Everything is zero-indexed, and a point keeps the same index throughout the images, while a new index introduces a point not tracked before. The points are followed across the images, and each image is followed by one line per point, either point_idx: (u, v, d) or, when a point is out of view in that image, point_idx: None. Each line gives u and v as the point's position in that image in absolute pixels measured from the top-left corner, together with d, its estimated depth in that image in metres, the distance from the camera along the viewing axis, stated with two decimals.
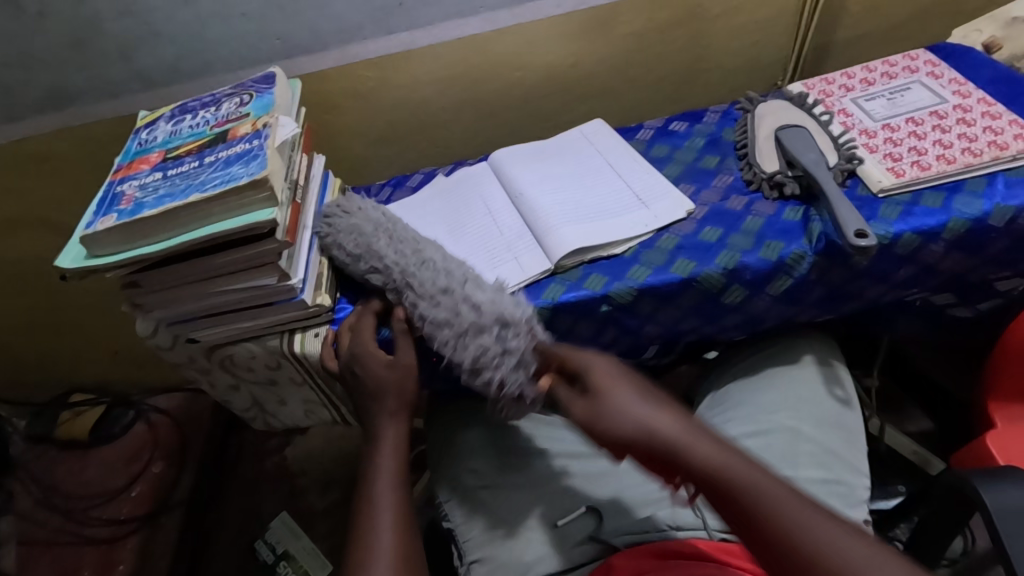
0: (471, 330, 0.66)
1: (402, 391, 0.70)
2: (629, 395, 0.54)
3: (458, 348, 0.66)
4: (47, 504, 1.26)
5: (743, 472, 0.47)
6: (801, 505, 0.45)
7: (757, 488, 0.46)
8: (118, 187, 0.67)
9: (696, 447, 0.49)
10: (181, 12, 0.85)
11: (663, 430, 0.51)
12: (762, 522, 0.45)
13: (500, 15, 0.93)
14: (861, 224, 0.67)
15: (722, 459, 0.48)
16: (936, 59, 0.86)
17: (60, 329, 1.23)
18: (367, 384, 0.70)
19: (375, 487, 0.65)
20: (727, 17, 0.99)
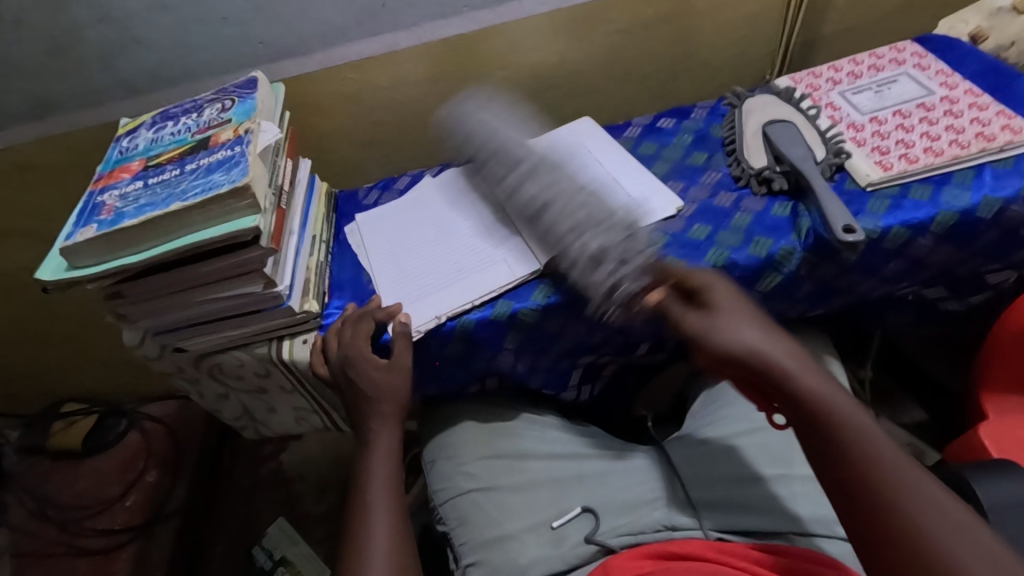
0: (601, 251, 0.66)
1: (396, 395, 0.70)
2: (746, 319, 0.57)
3: (594, 271, 0.66)
4: (41, 516, 1.25)
5: (845, 415, 0.50)
6: (902, 463, 0.47)
7: (855, 430, 0.49)
8: (99, 197, 0.66)
9: (806, 383, 0.52)
10: (162, 18, 0.84)
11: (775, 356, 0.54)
12: (845, 457, 0.48)
13: (484, 15, 0.92)
14: (849, 219, 0.67)
15: (830, 398, 0.51)
16: (922, 51, 0.86)
17: (49, 340, 1.22)
18: (361, 387, 0.69)
19: (369, 493, 0.65)
20: (713, 13, 0.99)
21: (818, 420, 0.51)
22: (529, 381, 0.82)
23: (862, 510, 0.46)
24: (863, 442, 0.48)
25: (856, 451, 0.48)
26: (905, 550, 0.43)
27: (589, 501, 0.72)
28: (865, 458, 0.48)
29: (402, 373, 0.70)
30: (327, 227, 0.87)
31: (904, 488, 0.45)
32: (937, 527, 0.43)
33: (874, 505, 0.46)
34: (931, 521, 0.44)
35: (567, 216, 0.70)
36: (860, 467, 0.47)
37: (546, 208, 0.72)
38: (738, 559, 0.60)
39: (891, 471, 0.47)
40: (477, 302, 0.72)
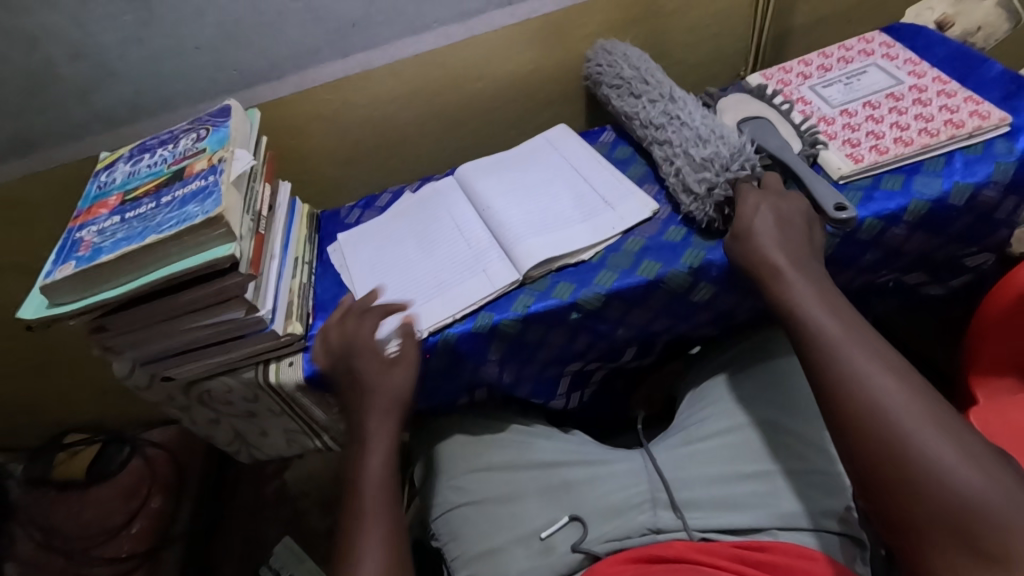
0: (702, 164, 0.72)
1: (395, 389, 0.69)
2: (773, 233, 0.63)
3: (692, 177, 0.72)
4: (47, 548, 1.24)
5: (831, 323, 0.56)
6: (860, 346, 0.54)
7: (841, 338, 0.55)
8: (77, 234, 0.66)
9: (801, 295, 0.59)
10: (135, 51, 0.85)
11: (778, 266, 0.61)
12: (826, 361, 0.54)
13: (454, 29, 0.94)
14: (839, 198, 0.67)
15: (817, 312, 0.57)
16: (890, 41, 0.86)
17: (48, 371, 1.23)
18: (362, 381, 0.69)
19: (364, 494, 0.63)
20: (682, 13, 1.00)
21: (811, 330, 0.57)
22: (517, 390, 0.83)
23: (834, 401, 0.52)
24: (849, 348, 0.54)
25: (845, 354, 0.54)
26: (873, 433, 0.49)
27: (579, 508, 0.72)
28: (847, 360, 0.53)
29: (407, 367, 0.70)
30: (309, 248, 0.88)
31: (877, 382, 0.51)
32: (909, 419, 0.48)
33: (852, 395, 0.51)
34: (908, 410, 0.49)
35: (676, 135, 0.77)
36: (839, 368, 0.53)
37: (657, 132, 0.80)
38: (720, 559, 0.61)
39: (868, 366, 0.52)
40: (458, 315, 0.73)
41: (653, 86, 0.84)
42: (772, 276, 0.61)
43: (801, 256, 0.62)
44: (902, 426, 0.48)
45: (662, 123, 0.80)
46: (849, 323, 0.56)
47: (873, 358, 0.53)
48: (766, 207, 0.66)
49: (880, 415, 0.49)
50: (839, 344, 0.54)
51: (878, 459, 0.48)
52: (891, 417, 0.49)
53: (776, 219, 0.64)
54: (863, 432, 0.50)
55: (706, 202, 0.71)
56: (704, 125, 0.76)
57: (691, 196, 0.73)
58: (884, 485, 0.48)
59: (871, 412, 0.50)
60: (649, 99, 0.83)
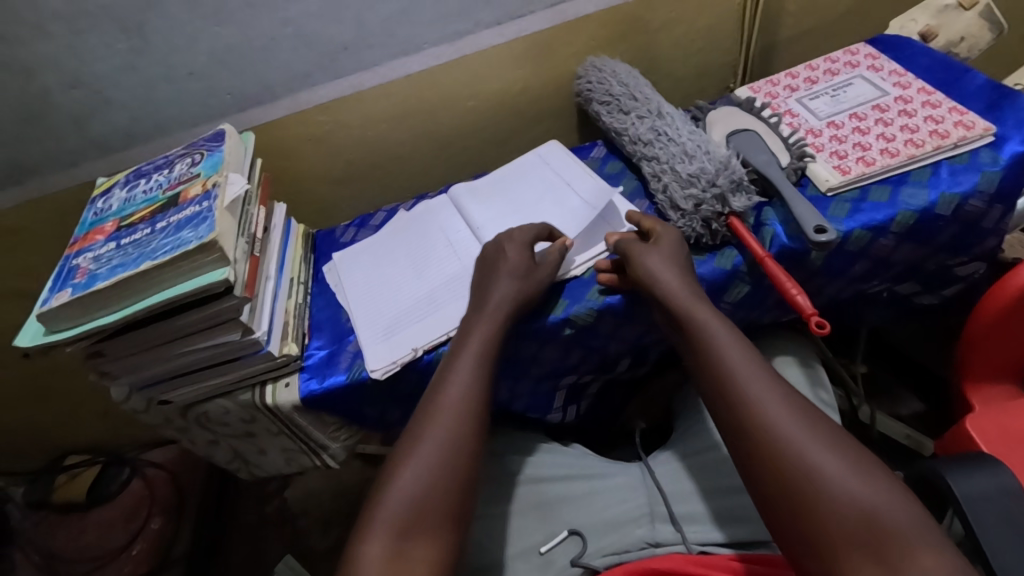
0: (689, 180, 0.73)
1: (519, 292, 0.68)
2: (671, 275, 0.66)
3: (679, 192, 0.73)
4: (48, 571, 1.25)
5: (746, 367, 0.57)
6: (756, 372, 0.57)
7: (755, 382, 0.56)
8: (74, 261, 0.67)
9: (715, 343, 0.60)
10: (129, 78, 0.86)
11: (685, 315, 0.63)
12: (743, 407, 0.55)
13: (444, 49, 0.95)
14: (820, 219, 0.67)
15: (733, 358, 0.58)
16: (875, 52, 0.87)
17: (47, 394, 1.23)
18: (489, 286, 0.69)
19: (457, 364, 0.63)
20: (669, 28, 1.01)
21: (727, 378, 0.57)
22: (514, 405, 0.83)
23: (758, 449, 0.52)
24: (766, 394, 0.55)
25: (760, 398, 0.55)
26: (799, 480, 0.49)
27: (576, 524, 0.72)
28: (762, 404, 0.54)
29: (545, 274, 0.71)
30: (305, 268, 0.88)
31: (790, 425, 0.52)
32: (827, 456, 0.50)
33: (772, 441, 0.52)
34: (828, 452, 0.50)
35: (663, 152, 0.78)
36: (755, 411, 0.54)
37: (645, 148, 0.80)
38: (717, 571, 0.61)
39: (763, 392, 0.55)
40: (452, 333, 0.73)
41: (641, 102, 0.85)
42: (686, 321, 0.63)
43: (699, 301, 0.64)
44: (824, 468, 0.49)
45: (649, 139, 0.80)
46: (756, 361, 0.58)
47: (779, 398, 0.54)
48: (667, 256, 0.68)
49: (802, 456, 0.50)
50: (751, 385, 0.55)
51: (811, 508, 0.48)
52: (813, 458, 0.50)
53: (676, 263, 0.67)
54: (789, 478, 0.50)
55: (694, 218, 0.72)
56: (690, 141, 0.77)
57: (679, 213, 0.73)
58: (790, 500, 0.49)
59: (792, 458, 0.50)
60: (637, 115, 0.84)
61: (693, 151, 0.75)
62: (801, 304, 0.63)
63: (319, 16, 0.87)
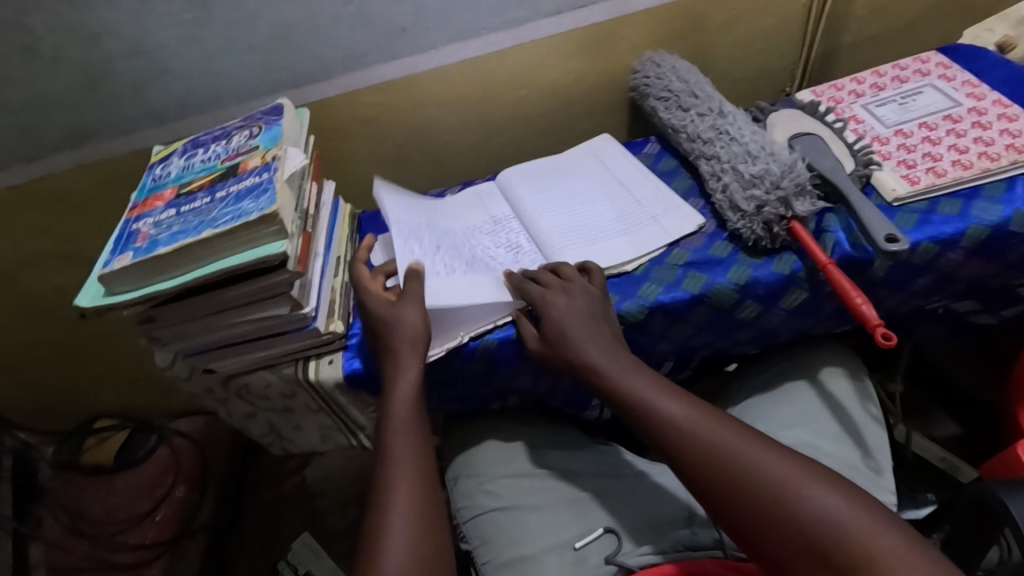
0: (751, 181, 0.72)
1: (407, 326, 0.67)
2: (580, 319, 0.65)
3: (739, 194, 0.72)
4: (73, 531, 1.27)
5: (675, 408, 0.58)
6: (685, 417, 0.57)
7: (689, 420, 0.57)
8: (134, 225, 0.68)
9: (638, 390, 0.61)
10: (191, 48, 0.86)
11: (606, 365, 0.63)
12: (685, 454, 0.55)
13: (501, 36, 0.94)
14: (890, 228, 0.65)
15: (658, 403, 0.59)
16: (947, 62, 0.85)
17: (83, 357, 1.25)
18: (392, 344, 0.67)
19: (390, 436, 0.64)
20: (731, 27, 0.99)
21: (663, 424, 0.58)
22: (551, 398, 0.83)
23: (713, 493, 0.53)
24: (705, 428, 0.56)
25: (700, 439, 0.55)
26: (760, 508, 0.50)
27: (611, 522, 0.72)
28: (703, 440, 0.55)
29: (414, 304, 0.68)
30: (351, 247, 0.88)
31: (733, 451, 0.54)
32: (775, 470, 0.51)
33: (721, 477, 0.53)
34: (775, 467, 0.52)
35: (724, 151, 0.76)
36: (696, 453, 0.55)
37: (704, 146, 0.79)
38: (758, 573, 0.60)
39: (701, 435, 0.56)
40: (499, 322, 0.73)
41: (702, 100, 0.84)
42: (607, 374, 0.62)
43: (615, 347, 0.65)
44: (779, 487, 0.50)
45: (711, 135, 0.79)
46: (682, 404, 0.59)
47: (716, 435, 0.55)
48: (578, 297, 0.67)
49: (756, 481, 0.51)
50: (682, 429, 0.57)
51: (780, 532, 0.49)
52: (767, 478, 0.51)
53: (588, 303, 0.67)
54: (752, 509, 0.51)
55: (755, 220, 0.70)
56: (754, 142, 0.75)
57: (739, 214, 0.71)
58: (753, 533, 0.51)
59: (747, 486, 0.52)
60: (697, 112, 0.83)
61: (757, 152, 0.74)
62: (870, 315, 0.61)
63: None
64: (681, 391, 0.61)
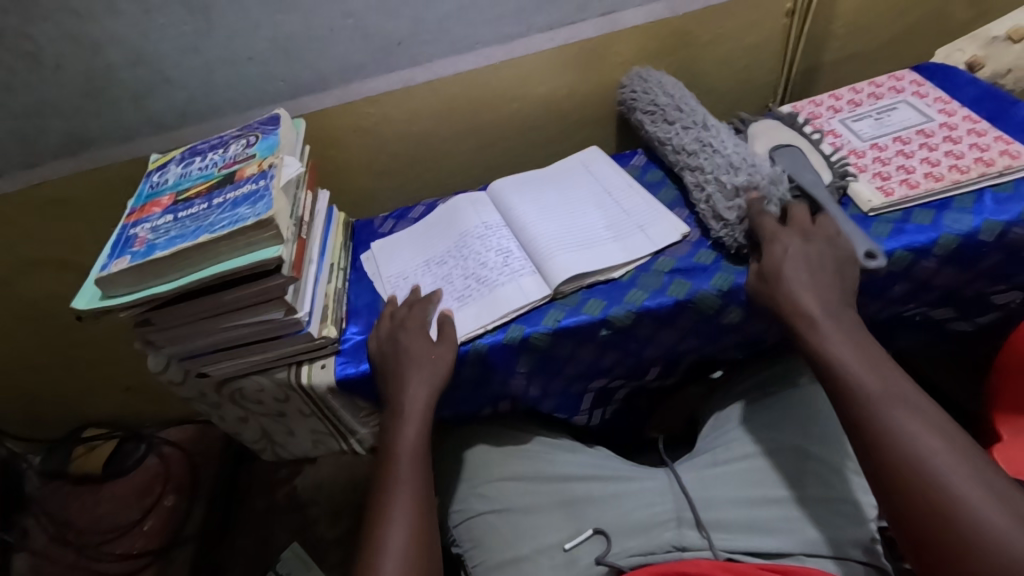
0: (734, 193, 0.74)
1: (438, 365, 0.71)
2: (797, 274, 0.65)
3: (722, 204, 0.74)
4: (61, 540, 1.26)
5: (872, 379, 0.57)
6: (884, 385, 0.57)
7: (889, 391, 0.56)
8: (132, 230, 0.69)
9: (837, 350, 0.60)
10: (191, 59, 0.88)
11: (814, 317, 0.62)
12: (868, 419, 0.56)
13: (495, 50, 0.97)
14: (870, 245, 0.68)
15: (851, 362, 0.59)
16: (920, 79, 0.88)
17: (74, 364, 1.25)
18: (409, 373, 0.71)
19: (399, 462, 0.68)
20: (716, 44, 1.03)
21: (849, 387, 0.58)
22: (542, 404, 0.84)
23: (879, 460, 0.54)
24: (902, 405, 0.55)
25: (892, 409, 0.55)
26: (921, 489, 0.51)
27: (602, 523, 0.73)
28: (895, 416, 0.54)
29: (449, 346, 0.72)
30: (344, 255, 0.90)
31: (920, 438, 0.53)
32: (955, 472, 0.50)
33: (895, 450, 0.53)
34: (955, 465, 0.51)
35: (708, 163, 0.79)
36: (885, 419, 0.55)
37: (689, 158, 0.82)
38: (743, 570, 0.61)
39: (902, 407, 0.55)
40: (489, 326, 0.74)
41: (687, 113, 0.87)
42: (808, 331, 0.62)
43: (832, 302, 0.63)
44: (950, 485, 0.50)
45: (697, 147, 0.82)
46: (883, 374, 0.58)
47: (917, 414, 0.54)
48: (798, 253, 0.66)
49: (931, 469, 0.51)
50: (877, 395, 0.56)
51: (930, 516, 0.50)
52: (941, 472, 0.51)
53: (812, 254, 0.66)
54: (912, 489, 0.51)
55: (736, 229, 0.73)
56: (736, 154, 0.78)
57: (722, 222, 0.74)
58: (909, 504, 0.51)
59: (915, 462, 0.52)
60: (682, 125, 0.85)
61: (740, 164, 0.76)
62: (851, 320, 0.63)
63: (378, 11, 0.89)
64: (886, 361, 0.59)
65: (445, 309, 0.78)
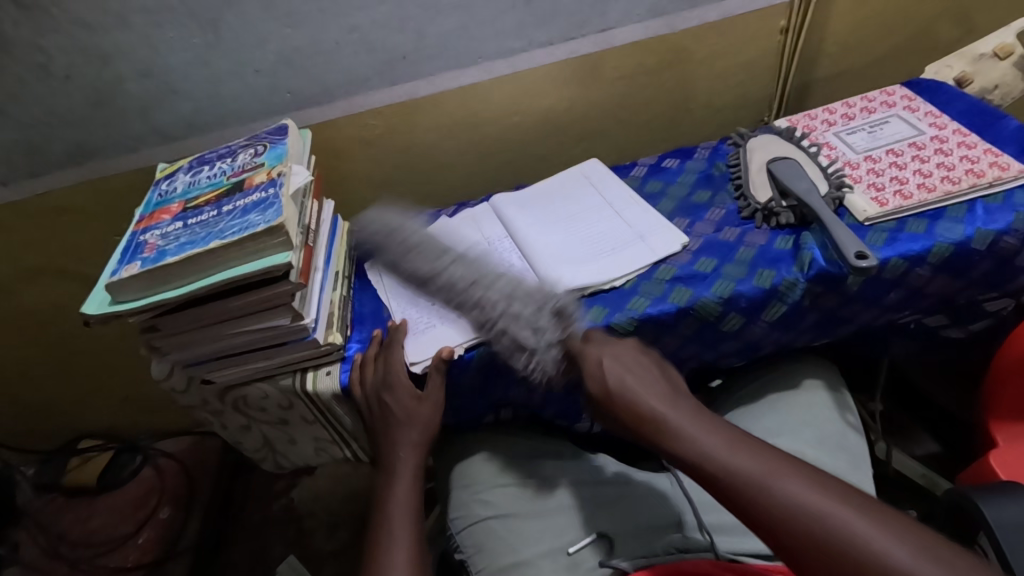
0: (524, 322, 0.72)
1: (426, 424, 0.74)
2: (638, 381, 0.62)
3: (524, 330, 0.71)
4: (53, 554, 1.24)
5: (741, 460, 0.52)
6: (749, 460, 0.52)
7: (751, 462, 0.52)
8: (141, 237, 0.70)
9: (695, 442, 0.55)
10: (199, 71, 0.90)
11: (661, 409, 0.58)
12: (751, 498, 0.50)
13: (496, 65, 0.99)
14: (861, 246, 0.69)
15: (709, 441, 0.54)
16: (911, 94, 0.91)
17: (71, 375, 1.24)
18: (399, 435, 0.74)
19: (391, 512, 0.70)
20: (711, 60, 1.05)
21: (721, 472, 0.52)
22: (544, 411, 0.85)
23: (783, 540, 0.48)
24: (777, 475, 0.50)
25: (768, 486, 0.50)
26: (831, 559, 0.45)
27: (604, 527, 0.74)
28: (776, 489, 0.49)
29: (433, 405, 0.75)
30: (349, 263, 0.91)
31: (806, 500, 0.48)
32: (853, 522, 0.46)
33: (792, 530, 0.47)
34: (841, 513, 0.47)
35: (488, 296, 0.75)
36: (763, 496, 0.49)
37: (461, 293, 0.78)
38: None
39: (774, 478, 0.50)
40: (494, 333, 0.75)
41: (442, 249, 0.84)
42: (665, 426, 0.57)
43: (677, 397, 0.60)
44: (858, 538, 0.45)
45: (484, 277, 0.78)
46: (744, 448, 0.53)
47: (788, 475, 0.50)
48: (629, 362, 0.64)
49: (835, 536, 0.46)
50: (745, 473, 0.51)
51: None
52: (835, 528, 0.46)
53: (635, 361, 0.64)
54: (837, 567, 0.45)
55: (545, 356, 0.71)
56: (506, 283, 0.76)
57: (528, 352, 0.71)
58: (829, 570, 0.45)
59: (814, 525, 0.47)
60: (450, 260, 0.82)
61: (517, 288, 0.75)
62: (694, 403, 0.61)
63: (383, 26, 0.91)
64: (739, 433, 0.55)
65: (448, 319, 0.79)
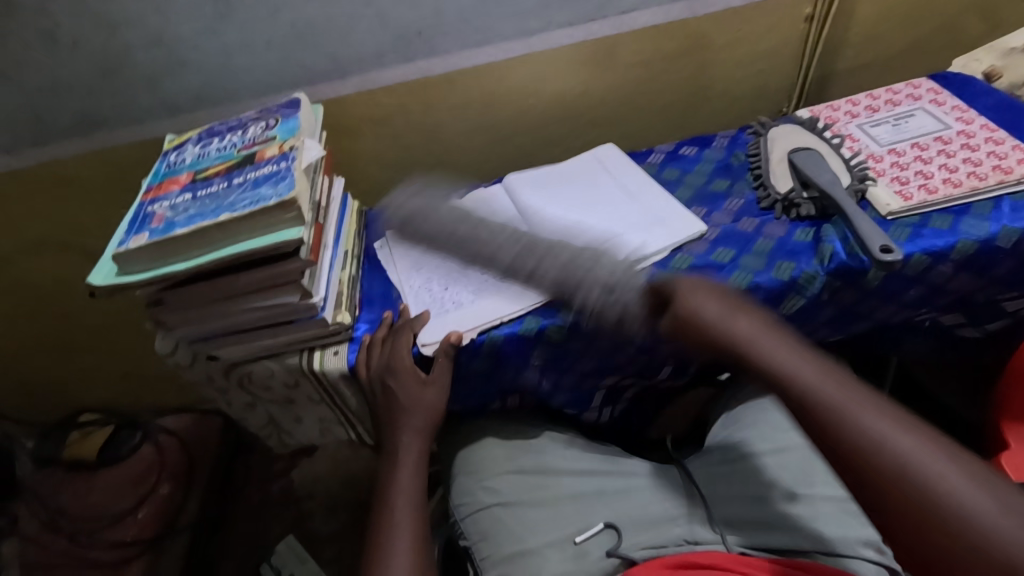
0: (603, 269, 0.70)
1: (431, 409, 0.73)
2: (720, 309, 0.61)
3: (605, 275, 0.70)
4: (51, 527, 1.21)
5: (830, 389, 0.52)
6: (839, 394, 0.51)
7: (842, 398, 0.51)
8: (149, 208, 0.68)
9: (780, 366, 0.55)
10: (209, 42, 0.88)
11: (746, 337, 0.58)
12: (834, 430, 0.49)
13: (514, 45, 0.96)
14: (885, 240, 0.68)
15: (797, 373, 0.54)
16: (937, 88, 0.89)
17: (73, 348, 1.23)
18: (403, 420, 0.73)
19: (397, 498, 0.70)
20: (732, 47, 1.03)
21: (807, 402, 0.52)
22: (552, 399, 0.84)
23: (861, 475, 0.47)
24: (867, 412, 0.49)
25: (854, 423, 0.49)
26: (912, 505, 0.44)
27: (611, 518, 0.73)
28: (863, 424, 0.48)
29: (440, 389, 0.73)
30: (358, 242, 0.90)
31: (895, 444, 0.47)
32: (952, 479, 0.44)
33: (877, 469, 0.46)
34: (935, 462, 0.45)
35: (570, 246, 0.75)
36: (850, 435, 0.48)
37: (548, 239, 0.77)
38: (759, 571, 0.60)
39: (866, 415, 0.49)
40: (506, 318, 0.74)
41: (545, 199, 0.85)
42: (749, 351, 0.57)
43: (764, 329, 0.59)
44: (953, 493, 0.43)
45: (560, 233, 0.78)
46: (836, 385, 0.52)
47: (885, 419, 0.48)
48: (718, 292, 0.63)
49: (918, 478, 0.45)
50: (836, 402, 0.50)
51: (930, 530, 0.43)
52: (924, 476, 0.45)
53: (724, 294, 0.63)
54: (909, 504, 0.44)
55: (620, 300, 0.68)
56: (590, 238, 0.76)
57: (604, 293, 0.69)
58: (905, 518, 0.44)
59: (904, 469, 0.45)
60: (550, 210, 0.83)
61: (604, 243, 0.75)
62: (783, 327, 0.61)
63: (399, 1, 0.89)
64: (834, 369, 0.54)
65: (459, 302, 0.77)
